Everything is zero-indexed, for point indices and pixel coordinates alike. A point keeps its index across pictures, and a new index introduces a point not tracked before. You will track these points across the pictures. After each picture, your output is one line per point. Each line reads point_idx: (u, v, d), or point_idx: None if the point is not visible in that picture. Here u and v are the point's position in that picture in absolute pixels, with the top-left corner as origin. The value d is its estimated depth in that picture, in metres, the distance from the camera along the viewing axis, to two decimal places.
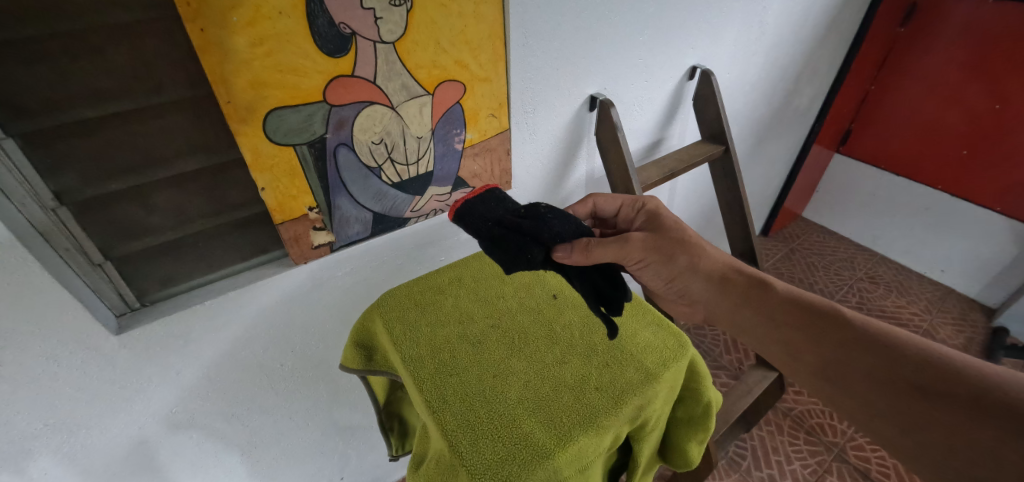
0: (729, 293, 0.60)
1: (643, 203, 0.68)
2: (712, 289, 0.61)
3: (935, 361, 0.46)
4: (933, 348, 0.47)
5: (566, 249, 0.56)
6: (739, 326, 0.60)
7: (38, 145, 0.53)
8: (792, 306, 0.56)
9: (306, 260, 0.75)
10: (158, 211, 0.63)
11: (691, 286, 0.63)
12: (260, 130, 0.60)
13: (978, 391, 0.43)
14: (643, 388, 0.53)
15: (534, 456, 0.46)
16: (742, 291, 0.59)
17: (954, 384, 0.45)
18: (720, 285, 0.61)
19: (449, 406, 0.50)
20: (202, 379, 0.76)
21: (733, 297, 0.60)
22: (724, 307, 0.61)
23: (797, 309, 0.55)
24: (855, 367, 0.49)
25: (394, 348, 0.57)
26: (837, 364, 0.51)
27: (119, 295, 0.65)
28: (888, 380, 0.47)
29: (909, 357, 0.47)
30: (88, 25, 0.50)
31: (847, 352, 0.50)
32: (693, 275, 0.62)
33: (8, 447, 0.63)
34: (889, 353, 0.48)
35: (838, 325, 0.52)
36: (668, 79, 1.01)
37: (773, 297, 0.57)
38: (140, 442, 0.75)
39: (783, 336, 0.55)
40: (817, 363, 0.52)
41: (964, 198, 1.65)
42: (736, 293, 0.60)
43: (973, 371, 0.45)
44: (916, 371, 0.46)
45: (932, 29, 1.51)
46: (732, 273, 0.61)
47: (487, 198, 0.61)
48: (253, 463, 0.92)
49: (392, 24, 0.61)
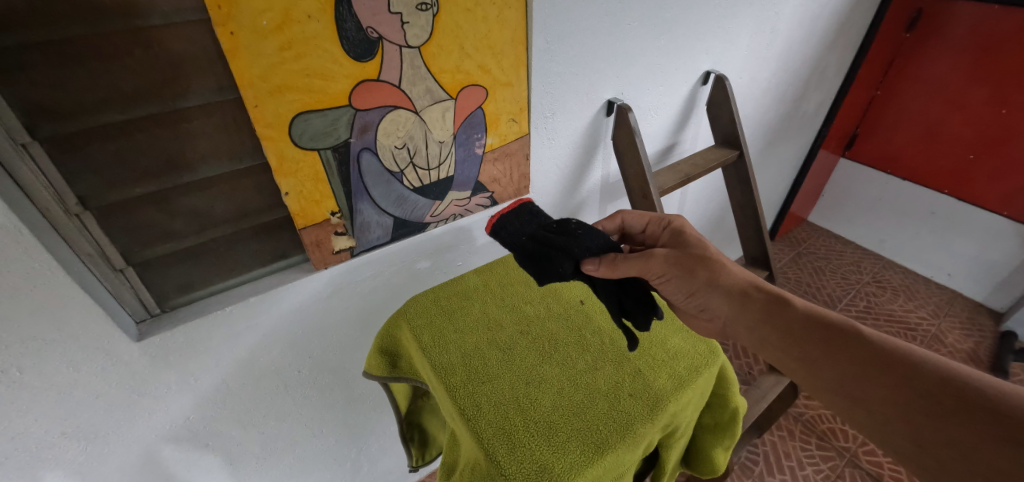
0: (749, 309, 0.56)
1: (669, 221, 0.67)
2: (731, 306, 0.57)
3: (956, 383, 0.44)
4: (952, 368, 0.45)
5: (595, 263, 0.56)
6: (756, 342, 0.56)
7: (64, 149, 0.52)
8: (808, 320, 0.53)
9: (327, 265, 0.74)
10: (181, 215, 0.63)
11: (710, 300, 0.59)
12: (286, 134, 0.59)
13: (999, 413, 0.41)
14: (678, 395, 0.52)
15: (573, 465, 0.45)
16: (758, 305, 0.56)
17: (974, 404, 0.42)
18: (740, 301, 0.57)
19: (482, 415, 0.49)
20: (219, 385, 0.75)
21: (751, 312, 0.56)
22: (743, 324, 0.57)
23: (813, 326, 0.52)
24: (875, 386, 0.46)
25: (425, 357, 0.56)
26: (856, 382, 0.48)
27: (138, 301, 0.65)
28: (908, 400, 0.45)
29: (929, 377, 0.45)
30: (116, 28, 0.49)
31: (867, 370, 0.47)
32: (711, 290, 0.59)
33: (24, 456, 0.62)
34: (909, 371, 0.46)
35: (856, 341, 0.49)
36: (682, 84, 1.01)
37: (790, 312, 0.54)
38: (155, 450, 0.74)
39: (801, 351, 0.51)
40: (836, 380, 0.49)
41: (971, 202, 1.66)
42: (754, 308, 0.56)
43: (995, 393, 0.42)
44: (936, 391, 0.44)
45: (937, 35, 1.52)
46: (751, 290, 0.57)
47: (522, 213, 0.60)
48: (266, 471, 0.91)
49: (418, 29, 0.61)
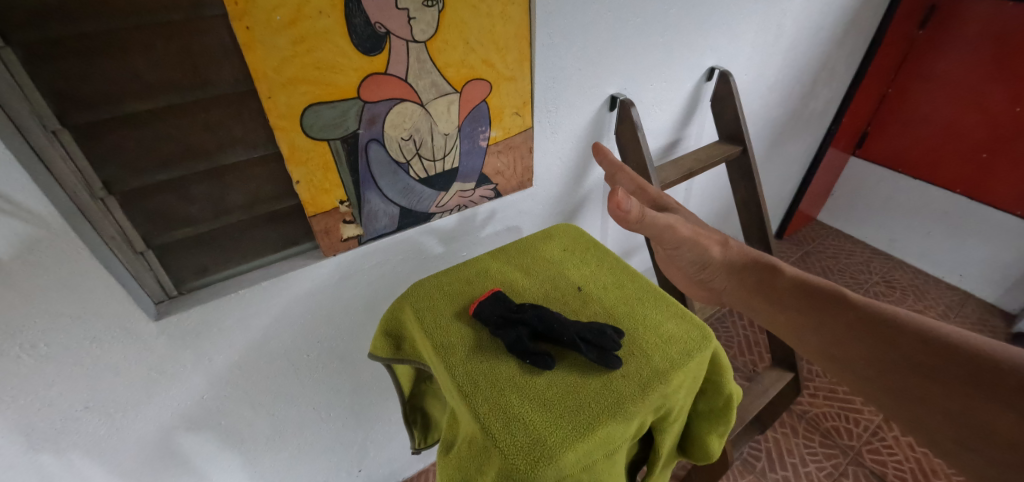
0: (746, 281, 0.63)
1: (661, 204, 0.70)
2: (732, 279, 0.64)
3: (934, 339, 0.48)
4: (928, 324, 0.49)
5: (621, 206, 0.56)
6: (751, 311, 0.62)
7: (91, 137, 0.56)
8: (797, 289, 0.58)
9: (336, 253, 0.77)
10: (198, 202, 0.66)
11: (716, 274, 0.66)
12: (297, 125, 0.62)
13: (974, 364, 0.44)
14: (669, 377, 0.53)
15: (565, 439, 0.47)
16: (754, 277, 0.62)
17: (949, 357, 0.46)
18: (740, 274, 0.64)
19: (480, 390, 0.51)
20: (231, 366, 0.78)
21: (748, 284, 0.62)
22: (741, 295, 0.63)
23: (803, 294, 0.58)
24: (856, 346, 0.51)
25: (426, 338, 0.58)
26: (839, 344, 0.52)
27: (157, 282, 0.68)
28: (886, 357, 0.49)
29: (906, 335, 0.49)
30: (139, 23, 0.52)
31: (849, 331, 0.52)
32: (719, 264, 0.65)
33: (51, 426, 0.67)
34: (889, 330, 0.50)
35: (841, 306, 0.54)
36: (686, 79, 1.02)
37: (782, 284, 0.60)
38: (172, 425, 0.78)
39: (791, 317, 0.57)
40: (821, 343, 0.54)
41: (984, 202, 1.64)
42: (751, 279, 0.62)
43: (972, 346, 0.46)
44: (912, 346, 0.48)
45: (951, 32, 1.51)
46: (750, 263, 0.64)
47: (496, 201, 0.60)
48: (276, 452, 0.95)
49: (424, 24, 0.63)
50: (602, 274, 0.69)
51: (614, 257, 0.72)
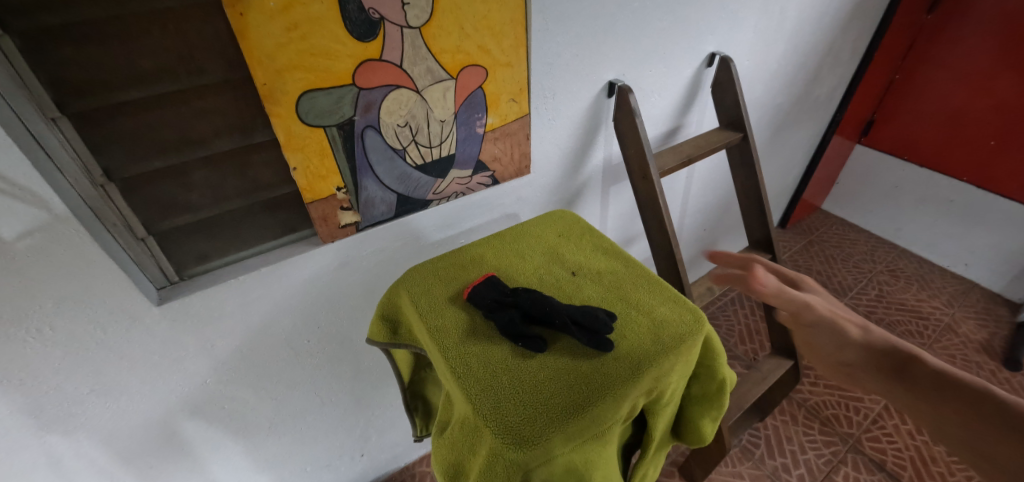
0: (883, 362, 0.53)
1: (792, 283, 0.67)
2: (863, 358, 0.55)
3: None
4: None
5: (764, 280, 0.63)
6: (889, 397, 0.52)
7: (89, 124, 0.57)
8: (957, 386, 0.48)
9: (334, 239, 0.78)
10: (197, 189, 0.67)
11: (845, 350, 0.56)
12: (293, 112, 0.63)
13: None
14: (659, 359, 0.54)
15: (554, 419, 0.48)
16: (894, 363, 0.53)
17: None
18: (876, 355, 0.54)
19: (473, 371, 0.52)
20: (233, 351, 0.80)
21: (884, 366, 0.53)
22: (872, 377, 0.54)
23: (963, 391, 0.48)
24: None
25: (421, 322, 0.59)
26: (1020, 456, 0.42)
27: (159, 268, 0.69)
28: None
29: None
30: (133, 10, 0.53)
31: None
32: (851, 343, 0.56)
33: (58, 408, 0.69)
34: None
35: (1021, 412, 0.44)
36: (686, 66, 1.02)
37: (930, 372, 0.50)
38: (177, 408, 0.81)
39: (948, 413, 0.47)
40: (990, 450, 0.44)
41: (992, 191, 1.62)
42: (891, 362, 0.53)
43: None
44: None
45: (960, 17, 1.48)
46: (890, 345, 0.55)
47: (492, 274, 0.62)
48: (278, 436, 0.98)
49: (418, 10, 0.63)
50: (596, 260, 0.69)
51: (609, 243, 0.72)
